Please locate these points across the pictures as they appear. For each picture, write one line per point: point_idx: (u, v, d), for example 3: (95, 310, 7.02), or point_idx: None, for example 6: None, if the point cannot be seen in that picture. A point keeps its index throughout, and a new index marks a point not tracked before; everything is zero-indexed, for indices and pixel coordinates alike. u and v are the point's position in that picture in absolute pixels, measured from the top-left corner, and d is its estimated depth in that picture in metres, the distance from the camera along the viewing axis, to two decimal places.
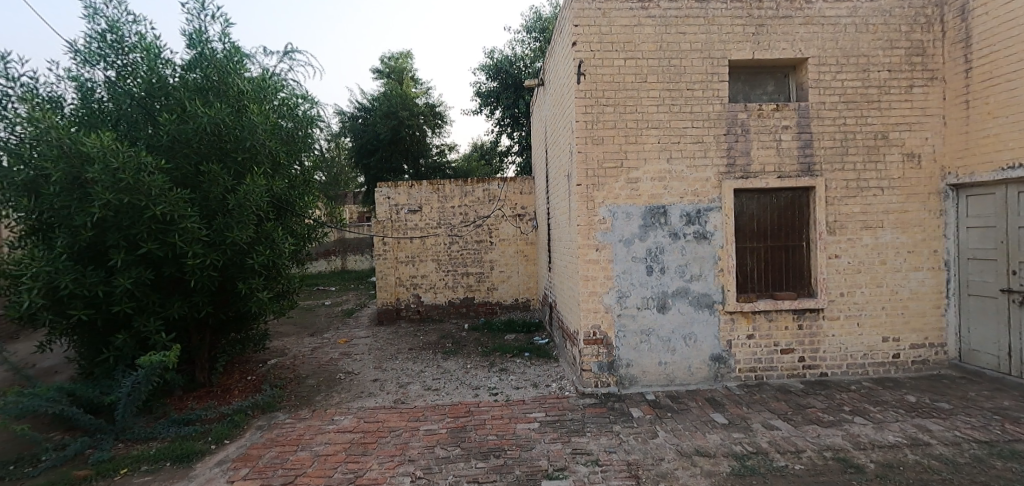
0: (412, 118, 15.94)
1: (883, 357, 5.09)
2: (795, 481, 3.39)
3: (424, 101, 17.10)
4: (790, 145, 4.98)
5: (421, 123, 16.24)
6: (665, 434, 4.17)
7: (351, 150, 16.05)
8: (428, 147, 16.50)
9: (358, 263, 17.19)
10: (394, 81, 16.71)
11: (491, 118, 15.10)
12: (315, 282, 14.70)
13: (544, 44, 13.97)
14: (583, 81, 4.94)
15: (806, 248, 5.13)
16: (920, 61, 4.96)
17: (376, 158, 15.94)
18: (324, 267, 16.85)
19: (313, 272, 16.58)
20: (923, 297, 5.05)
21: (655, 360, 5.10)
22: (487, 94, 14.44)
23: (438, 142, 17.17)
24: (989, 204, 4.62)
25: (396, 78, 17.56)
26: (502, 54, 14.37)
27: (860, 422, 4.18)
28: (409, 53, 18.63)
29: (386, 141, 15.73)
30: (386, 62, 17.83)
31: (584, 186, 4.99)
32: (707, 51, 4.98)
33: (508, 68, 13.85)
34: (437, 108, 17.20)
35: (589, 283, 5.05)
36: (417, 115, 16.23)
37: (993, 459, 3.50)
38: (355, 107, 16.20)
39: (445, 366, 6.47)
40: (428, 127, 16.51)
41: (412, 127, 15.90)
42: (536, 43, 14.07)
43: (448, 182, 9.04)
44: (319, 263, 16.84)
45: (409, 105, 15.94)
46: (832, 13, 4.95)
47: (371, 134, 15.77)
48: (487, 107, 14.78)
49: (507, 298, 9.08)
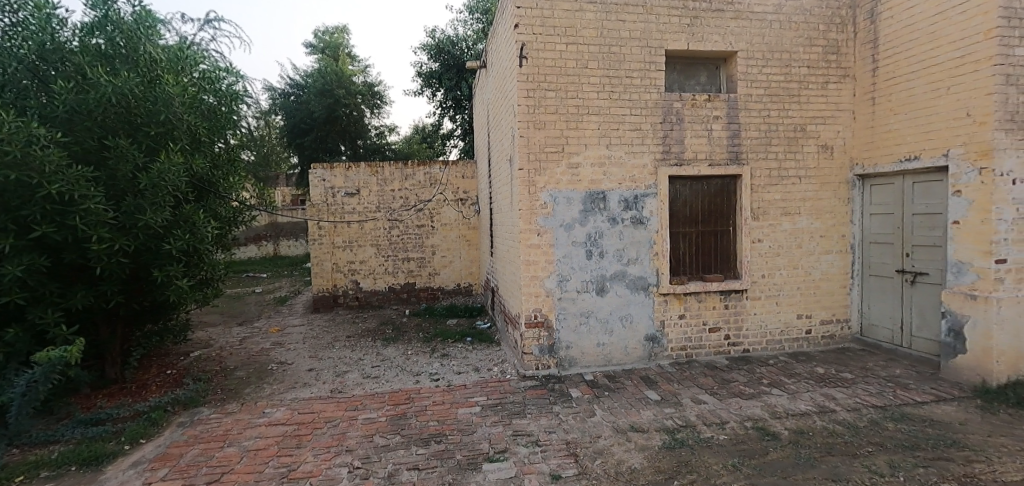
0: (349, 97, 15.28)
1: (799, 333, 5.51)
2: (719, 450, 3.64)
3: (363, 80, 16.44)
4: (720, 135, 5.22)
5: (359, 103, 15.62)
6: (601, 412, 4.32)
7: (283, 129, 15.13)
8: (366, 129, 15.96)
9: (291, 249, 16.43)
10: (329, 58, 15.88)
11: (432, 101, 14.74)
12: (244, 269, 13.86)
13: (487, 26, 13.76)
14: (526, 65, 4.91)
15: (733, 233, 5.43)
16: (835, 60, 5.32)
17: (310, 138, 15.17)
18: (254, 253, 15.86)
19: (241, 258, 15.57)
20: (832, 277, 5.50)
21: (594, 342, 5.24)
22: (429, 76, 14.08)
23: (378, 123, 16.64)
24: (889, 193, 5.07)
25: (332, 54, 16.75)
26: (443, 33, 14.00)
27: (776, 393, 4.53)
28: (345, 29, 17.81)
29: (321, 120, 14.98)
30: (321, 37, 17.02)
31: (526, 171, 4.99)
32: (646, 40, 5.09)
33: (450, 49, 13.54)
34: (377, 87, 16.62)
35: (530, 267, 5.08)
36: (355, 94, 15.57)
37: (887, 422, 3.93)
38: (287, 84, 15.26)
39: (385, 353, 6.32)
40: (366, 107, 15.92)
41: (349, 107, 15.26)
42: (478, 24, 13.82)
43: (387, 164, 8.75)
44: (249, 248, 15.86)
45: (346, 84, 15.26)
46: (759, 9, 5.19)
47: (305, 113, 14.97)
48: (428, 89, 14.42)
49: (448, 284, 8.98)
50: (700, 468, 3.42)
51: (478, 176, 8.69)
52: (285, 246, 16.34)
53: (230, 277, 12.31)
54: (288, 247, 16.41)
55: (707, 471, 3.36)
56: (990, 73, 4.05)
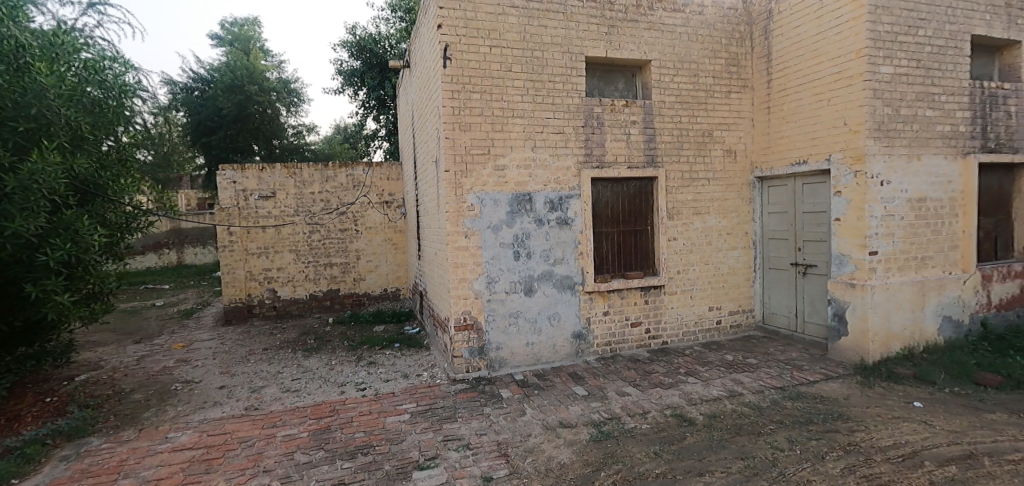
0: (262, 93, 14.37)
1: (710, 324, 5.92)
2: (641, 440, 3.82)
3: (276, 76, 15.59)
4: (637, 139, 5.49)
5: (273, 100, 14.77)
6: (531, 411, 4.38)
7: (186, 126, 13.90)
8: (282, 128, 15.18)
9: (197, 257, 15.27)
10: (239, 52, 14.82)
11: (354, 100, 14.23)
12: (141, 280, 12.60)
13: (410, 26, 13.51)
14: (450, 66, 4.87)
15: (651, 232, 5.73)
16: (736, 71, 5.78)
17: (218, 137, 14.07)
18: (153, 262, 14.47)
19: (137, 268, 14.13)
20: (738, 271, 5.97)
21: (523, 342, 5.30)
22: (350, 74, 13.58)
23: (294, 123, 15.98)
24: (784, 194, 5.60)
25: (241, 46, 15.75)
26: (365, 31, 13.57)
27: (692, 381, 4.83)
28: (256, 22, 16.85)
29: (231, 117, 13.95)
30: (229, 28, 15.96)
31: (452, 173, 4.95)
32: (566, 46, 5.25)
33: (372, 47, 13.14)
34: (292, 84, 15.92)
35: (458, 269, 5.04)
36: (268, 91, 14.66)
37: (785, 401, 4.33)
38: (190, 77, 14.05)
39: (306, 364, 5.99)
40: (281, 105, 15.13)
41: (263, 105, 14.34)
42: (401, 23, 13.54)
43: (305, 165, 8.32)
44: (146, 257, 14.42)
45: (259, 80, 14.34)
46: (670, 21, 5.53)
47: (211, 109, 13.87)
48: (349, 88, 13.90)
49: (375, 289, 8.70)
50: (625, 457, 3.56)
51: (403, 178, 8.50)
52: (190, 255, 15.14)
53: (124, 290, 11.10)
54: (193, 255, 15.21)
55: (631, 461, 3.51)
56: (862, 88, 4.56)
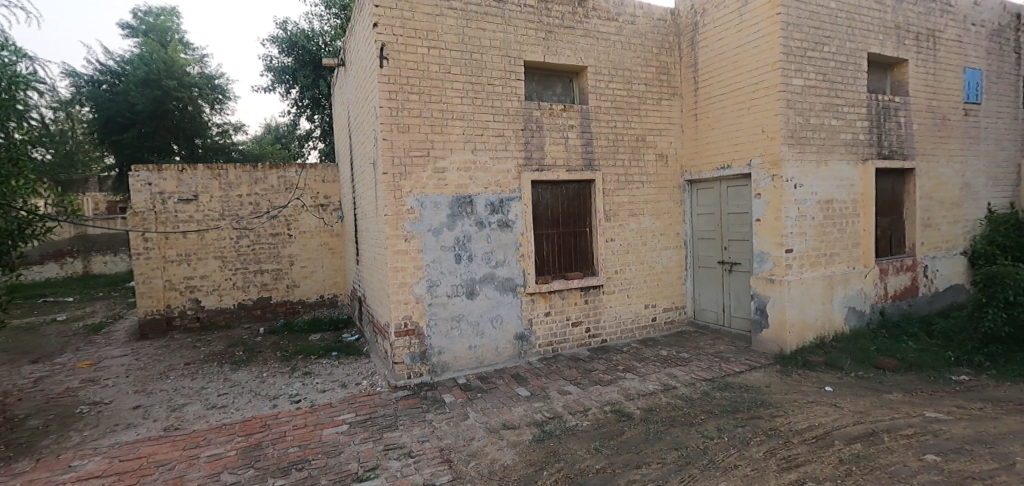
0: (182, 89, 13.42)
1: (646, 321, 6.16)
2: (583, 437, 3.90)
3: (198, 71, 14.60)
4: (575, 143, 5.62)
5: (195, 97, 13.82)
6: (475, 414, 4.36)
7: (93, 123, 12.68)
8: (205, 126, 14.22)
9: (107, 266, 13.99)
10: (155, 43, 13.71)
11: (286, 98, 13.58)
12: (37, 293, 11.34)
13: (346, 23, 13.11)
14: (386, 66, 4.76)
15: (590, 233, 5.88)
16: (666, 79, 6.07)
17: (131, 135, 12.95)
18: (53, 273, 13.09)
19: (33, 280, 12.71)
20: (671, 269, 6.26)
21: (466, 345, 5.27)
22: (281, 71, 12.96)
23: (219, 121, 15.03)
24: (711, 196, 5.94)
25: (157, 38, 14.62)
26: (296, 26, 13.00)
27: (630, 377, 5.00)
28: (175, 12, 15.71)
29: (146, 114, 12.90)
30: (142, 17, 14.76)
31: (390, 175, 4.84)
32: (505, 49, 5.29)
33: (305, 44, 12.60)
34: (216, 80, 14.98)
35: (398, 274, 4.93)
36: (189, 87, 13.70)
37: (715, 392, 4.58)
38: (96, 70, 12.85)
39: (235, 378, 5.63)
40: (204, 101, 14.18)
41: (183, 101, 13.36)
42: (336, 20, 13.10)
43: (232, 166, 7.86)
44: (44, 267, 13.00)
45: (178, 74, 13.37)
46: (604, 29, 5.71)
47: (122, 105, 12.76)
48: (280, 86, 13.26)
49: (311, 296, 8.34)
50: (567, 455, 3.62)
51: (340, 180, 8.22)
52: (99, 263, 13.83)
53: (16, 305, 9.94)
54: (103, 264, 13.90)
55: (572, 458, 3.57)
56: (777, 97, 4.92)
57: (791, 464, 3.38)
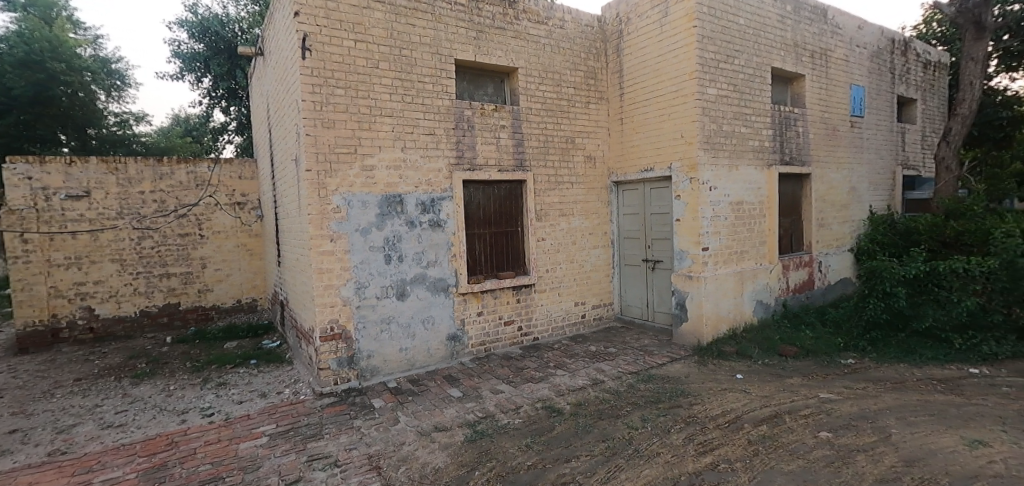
0: (71, 72, 11.91)
1: (576, 318, 6.33)
2: (514, 434, 3.94)
3: (91, 54, 13.14)
4: (507, 143, 5.67)
5: (87, 82, 12.43)
6: (406, 418, 4.26)
7: None
8: (100, 115, 12.85)
9: None
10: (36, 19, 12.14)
11: (196, 88, 12.59)
12: None
13: (266, 11, 12.38)
14: (309, 58, 4.54)
15: (522, 233, 5.95)
16: (594, 84, 6.27)
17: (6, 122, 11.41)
18: None
19: None
20: (599, 268, 6.49)
21: (396, 348, 5.15)
22: (190, 58, 11.99)
23: (117, 110, 13.63)
24: (636, 197, 6.22)
25: (38, 14, 12.97)
26: (209, 11, 12.08)
27: (560, 373, 5.12)
28: None
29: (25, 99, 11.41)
30: None
31: (314, 172, 4.61)
32: (436, 47, 5.22)
33: (218, 29, 11.70)
34: (112, 65, 13.57)
35: (323, 276, 4.71)
36: (80, 70, 12.25)
37: (639, 384, 4.80)
38: None
39: (135, 393, 5.13)
40: (97, 87, 12.79)
41: (71, 86, 11.85)
42: (255, 7, 12.34)
43: (131, 160, 7.16)
44: None
45: (66, 54, 11.89)
46: (534, 32, 5.80)
47: None
48: (190, 74, 12.26)
49: (226, 300, 7.80)
50: (499, 454, 3.64)
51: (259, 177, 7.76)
52: None
53: None
54: None
55: (504, 456, 3.59)
56: (694, 105, 5.24)
57: (707, 448, 3.60)
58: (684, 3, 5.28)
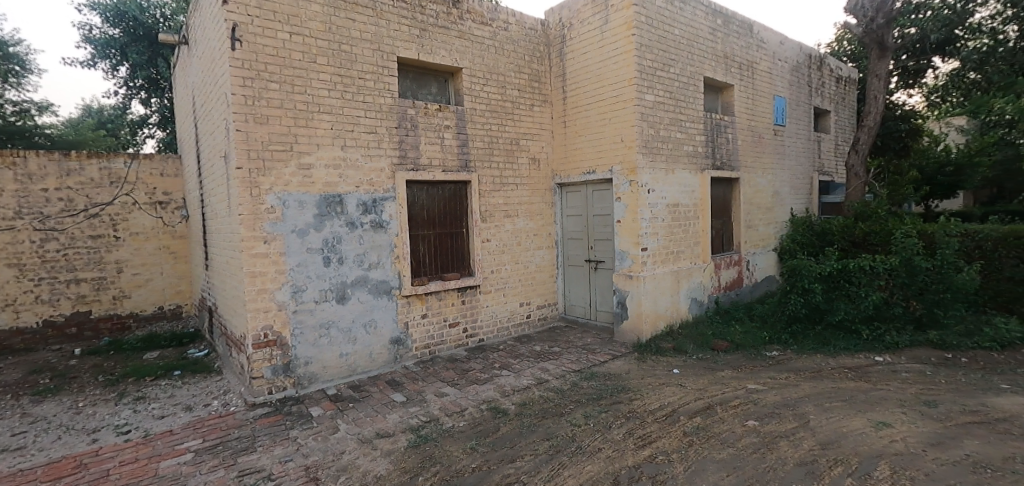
0: None
1: (521, 318, 6.38)
2: (459, 437, 3.90)
3: None
4: (451, 143, 5.63)
5: None
6: (346, 426, 4.12)
7: None
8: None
9: None
10: None
11: (112, 77, 11.58)
12: None
13: None
14: (240, 49, 4.28)
15: (467, 234, 5.92)
16: (538, 87, 6.35)
17: None
18: None
19: None
20: (544, 268, 6.58)
21: (336, 353, 4.97)
22: (103, 44, 10.93)
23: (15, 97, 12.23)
24: (579, 199, 6.37)
25: None
26: None
27: (505, 374, 5.14)
28: None
29: None
30: None
31: (245, 170, 4.36)
32: (377, 43, 5.09)
33: (137, 15, 10.74)
34: (8, 47, 12.13)
35: (256, 280, 4.46)
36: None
37: (582, 382, 4.90)
38: None
39: (36, 412, 4.63)
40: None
41: None
42: None
43: (33, 154, 6.48)
44: None
45: None
46: (479, 33, 5.80)
47: None
48: (104, 61, 11.21)
49: (145, 307, 7.24)
50: (442, 458, 3.59)
51: (184, 174, 7.28)
52: None
53: None
54: None
55: (448, 460, 3.55)
56: (633, 110, 5.42)
57: (645, 442, 3.73)
58: (623, 12, 5.45)
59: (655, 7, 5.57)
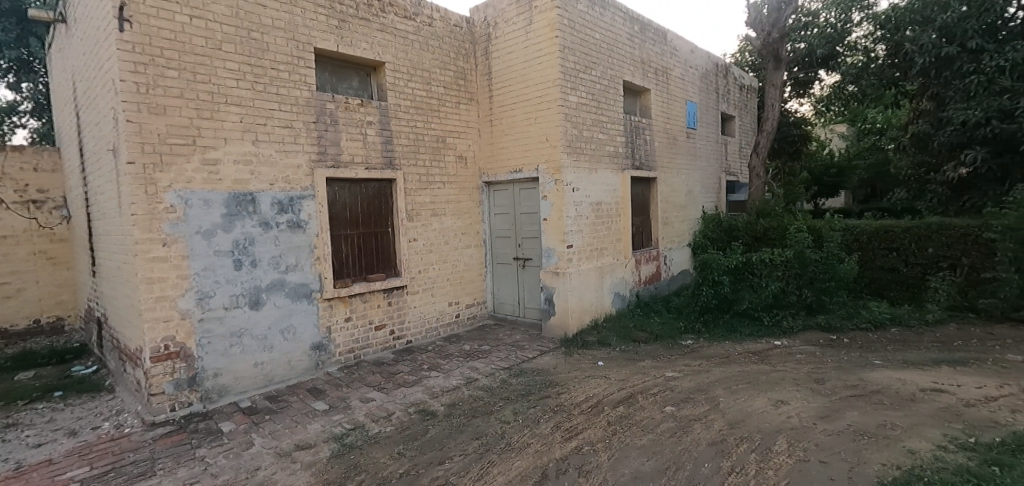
0: None
1: (450, 318, 6.33)
2: (385, 443, 3.77)
3: None
4: (374, 140, 5.44)
5: None
6: (261, 440, 3.84)
7: None
8: None
9: None
10: None
11: None
12: None
13: None
14: (130, 31, 3.85)
15: (392, 234, 5.76)
16: (463, 85, 6.32)
17: None
18: None
19: None
20: (473, 267, 6.56)
21: (250, 363, 4.63)
22: None
23: None
24: (506, 197, 6.42)
25: None
26: None
27: (434, 375, 5.06)
28: None
29: None
30: None
31: (139, 165, 3.92)
32: (291, 33, 4.81)
33: None
34: None
35: (154, 286, 4.02)
36: None
37: (511, 379, 4.94)
38: None
39: None
40: None
41: None
42: None
43: None
44: None
45: None
46: (402, 27, 5.66)
47: None
48: None
49: (16, 322, 6.33)
50: (368, 465, 3.44)
51: (63, 169, 6.46)
52: None
53: None
54: None
55: (374, 467, 3.41)
56: (557, 110, 5.54)
57: (572, 434, 3.82)
58: (547, 14, 5.56)
59: (576, 11, 5.73)
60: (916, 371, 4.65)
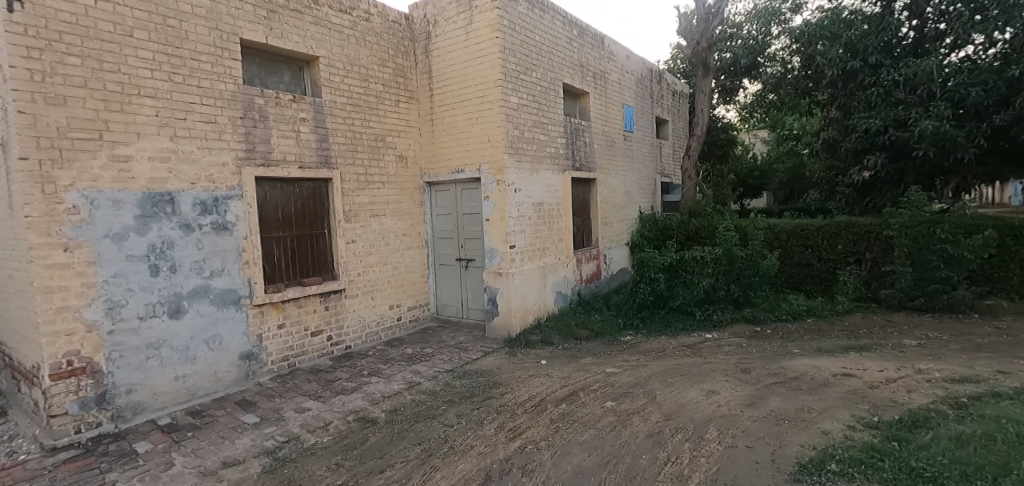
0: None
1: (391, 321, 6.17)
2: (322, 454, 3.60)
3: None
4: (308, 137, 5.21)
5: None
6: (183, 459, 3.53)
7: None
8: None
9: None
10: None
11: None
12: None
13: None
14: (21, 11, 3.40)
15: (329, 235, 5.54)
16: (403, 82, 6.19)
17: None
18: None
19: None
20: (415, 269, 6.44)
21: (169, 376, 4.26)
22: None
23: None
24: (448, 197, 6.36)
25: None
26: None
27: (374, 381, 4.91)
28: None
29: None
30: None
31: (34, 161, 3.46)
32: (214, 22, 4.50)
33: None
34: None
35: (53, 296, 3.58)
36: None
37: (454, 381, 4.89)
38: None
39: None
40: None
41: None
42: None
43: None
44: None
45: None
46: (337, 21, 5.45)
47: None
48: None
49: None
50: (303, 479, 3.26)
51: None
52: None
53: None
54: None
55: (310, 481, 3.24)
56: (499, 111, 5.56)
57: (516, 434, 3.82)
58: (487, 14, 5.55)
59: (516, 13, 5.77)
60: (828, 357, 5.06)
